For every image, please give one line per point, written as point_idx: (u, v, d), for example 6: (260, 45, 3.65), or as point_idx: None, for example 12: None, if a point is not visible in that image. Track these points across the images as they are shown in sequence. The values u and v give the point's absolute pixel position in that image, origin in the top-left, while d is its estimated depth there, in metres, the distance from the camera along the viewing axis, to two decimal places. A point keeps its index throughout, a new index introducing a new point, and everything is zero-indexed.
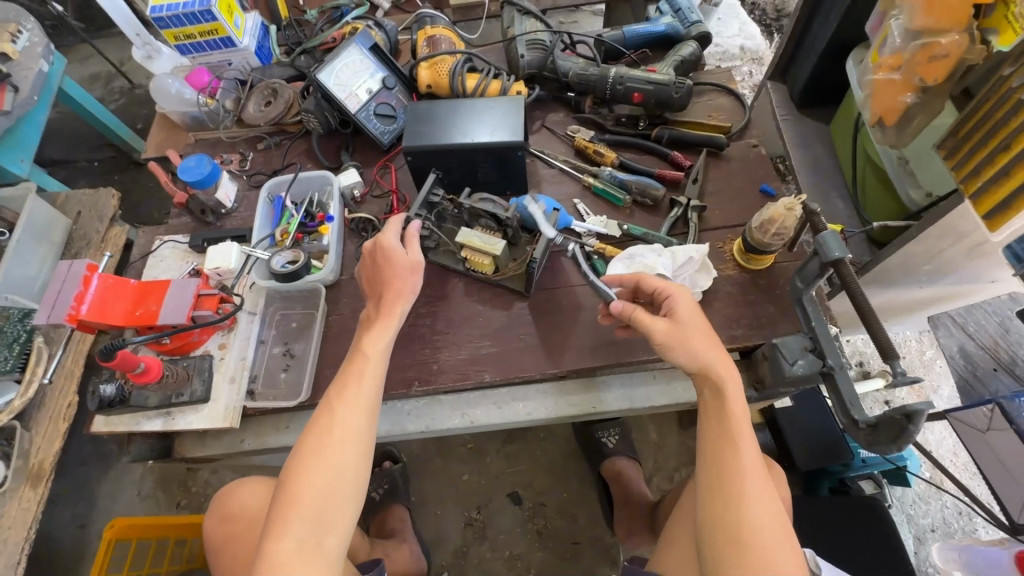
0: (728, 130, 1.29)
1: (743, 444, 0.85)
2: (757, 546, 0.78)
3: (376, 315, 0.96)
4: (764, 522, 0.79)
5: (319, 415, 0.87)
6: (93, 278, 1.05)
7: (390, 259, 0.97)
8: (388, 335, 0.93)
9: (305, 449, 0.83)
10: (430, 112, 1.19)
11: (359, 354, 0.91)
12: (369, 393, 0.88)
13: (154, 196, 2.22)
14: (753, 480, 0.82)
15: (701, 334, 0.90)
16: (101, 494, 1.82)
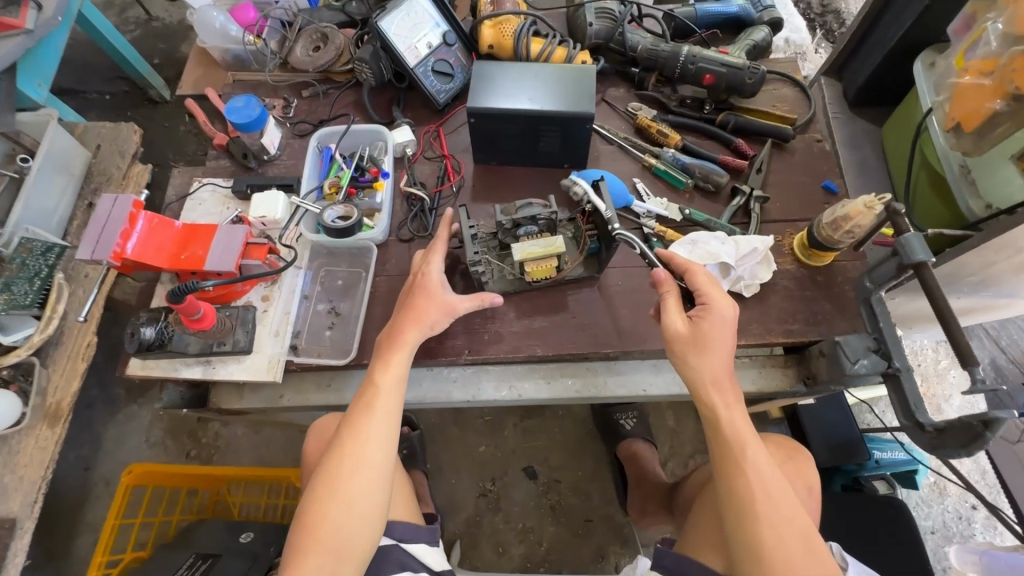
0: (793, 122, 1.26)
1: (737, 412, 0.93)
2: (767, 517, 0.85)
3: (389, 341, 0.94)
4: (772, 485, 0.88)
5: (331, 452, 0.88)
6: (139, 217, 1.02)
7: (419, 294, 0.97)
8: (404, 366, 0.93)
9: (321, 489, 0.85)
10: (496, 75, 1.16)
11: (372, 388, 0.92)
12: (380, 428, 0.89)
13: (171, 136, 2.12)
14: (753, 449, 0.90)
15: (709, 350, 0.93)
16: (107, 438, 1.78)
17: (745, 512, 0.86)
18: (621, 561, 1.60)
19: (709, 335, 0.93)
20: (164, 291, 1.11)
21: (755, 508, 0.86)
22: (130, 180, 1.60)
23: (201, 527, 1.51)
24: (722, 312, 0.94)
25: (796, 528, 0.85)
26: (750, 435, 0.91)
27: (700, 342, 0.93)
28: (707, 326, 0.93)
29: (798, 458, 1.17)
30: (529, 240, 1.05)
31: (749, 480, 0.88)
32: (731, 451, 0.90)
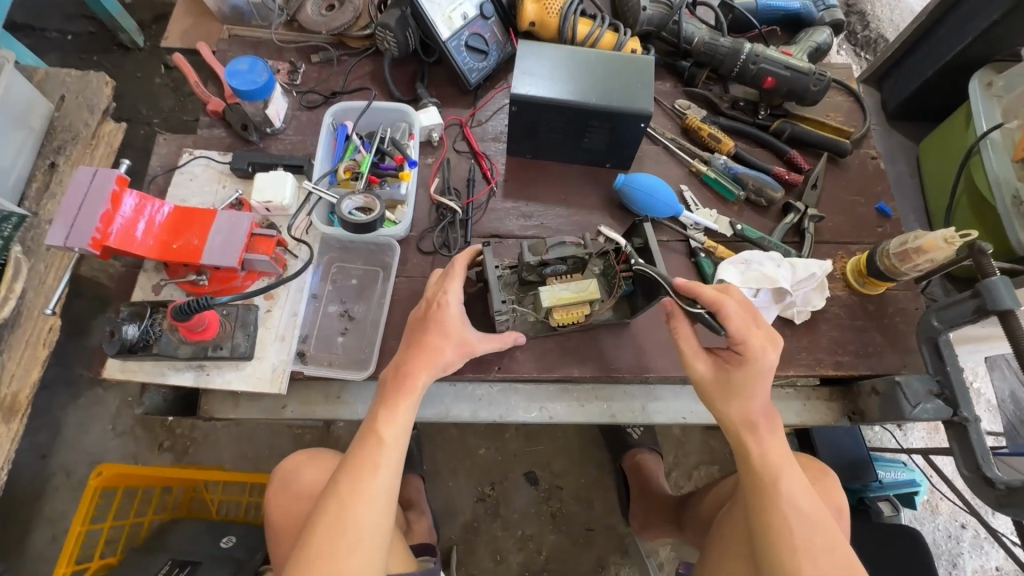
0: (849, 135, 1.18)
1: (764, 431, 0.83)
2: (806, 546, 0.76)
3: (395, 381, 0.82)
4: (808, 512, 0.78)
5: (327, 506, 0.78)
6: (124, 196, 0.87)
7: (432, 328, 0.84)
8: (409, 417, 0.82)
9: (311, 556, 0.74)
10: (541, 57, 1.03)
11: (373, 437, 0.81)
12: (382, 487, 0.79)
13: (144, 88, 1.88)
14: (787, 472, 0.81)
15: (749, 397, 0.83)
16: (66, 425, 1.60)
17: (779, 546, 0.77)
18: (620, 572, 1.56)
19: (746, 386, 0.82)
20: (148, 281, 0.96)
21: (792, 539, 0.77)
22: (100, 141, 1.41)
23: (176, 530, 1.38)
24: (763, 361, 0.80)
25: (839, 558, 0.75)
26: (781, 456, 0.82)
27: (731, 389, 0.83)
28: (741, 377, 0.82)
29: (825, 481, 1.06)
30: (557, 285, 0.93)
31: (785, 509, 0.79)
32: (761, 476, 0.81)
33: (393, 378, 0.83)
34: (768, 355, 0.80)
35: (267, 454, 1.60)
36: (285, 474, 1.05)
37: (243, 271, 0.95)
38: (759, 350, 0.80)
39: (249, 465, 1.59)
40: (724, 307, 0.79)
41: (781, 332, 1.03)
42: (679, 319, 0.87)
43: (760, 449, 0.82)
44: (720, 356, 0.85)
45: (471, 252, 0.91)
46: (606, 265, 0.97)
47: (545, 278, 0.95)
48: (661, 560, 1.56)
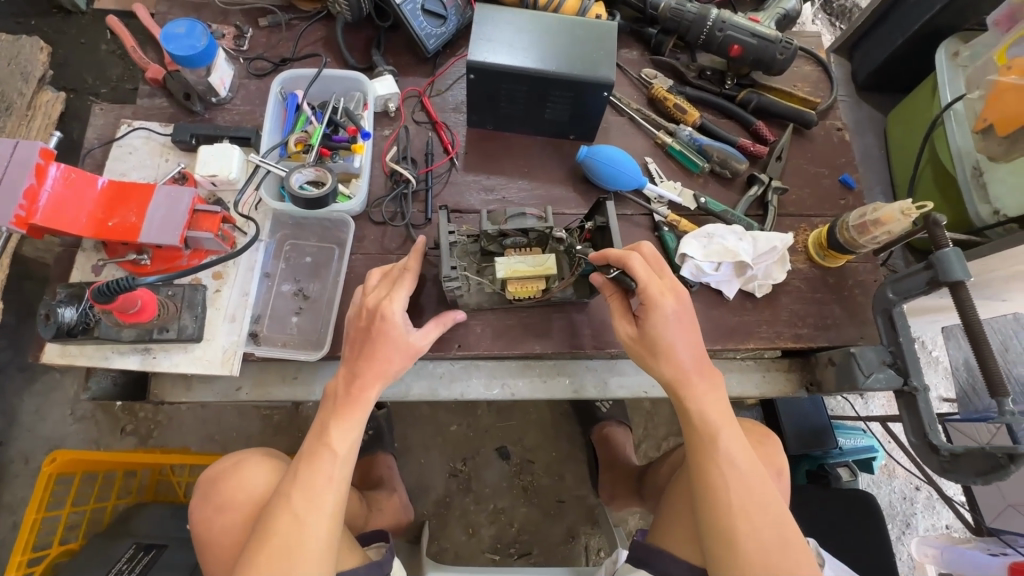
0: (816, 106, 1.16)
1: (704, 388, 0.83)
2: (741, 507, 0.77)
3: (345, 397, 0.82)
4: (745, 470, 0.79)
5: (278, 513, 0.78)
6: (49, 168, 0.81)
7: (378, 343, 0.82)
8: (359, 429, 0.83)
9: (259, 565, 0.74)
10: (501, 22, 0.98)
11: (323, 451, 0.81)
12: (335, 497, 0.80)
13: (89, 55, 1.76)
14: (727, 432, 0.81)
15: (671, 349, 0.82)
16: (22, 411, 1.55)
17: (715, 509, 0.78)
18: (591, 541, 1.59)
19: (658, 337, 0.82)
20: (86, 261, 0.91)
21: (728, 498, 0.77)
22: (37, 111, 1.35)
23: (140, 513, 1.36)
24: (662, 309, 0.81)
25: (771, 516, 0.77)
26: (721, 415, 0.82)
27: (652, 349, 0.83)
28: (654, 330, 0.82)
29: (768, 445, 1.04)
30: (514, 257, 0.90)
31: (723, 471, 0.79)
32: (702, 438, 0.81)
33: (344, 385, 0.83)
34: (666, 301, 0.82)
35: (234, 435, 1.57)
36: (212, 482, 0.95)
37: (188, 250, 0.91)
38: (656, 295, 0.81)
39: (213, 447, 1.57)
40: (630, 262, 0.82)
41: (742, 306, 1.03)
42: (610, 289, 0.88)
43: (699, 410, 0.82)
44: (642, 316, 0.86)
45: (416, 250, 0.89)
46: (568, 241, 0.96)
47: (505, 249, 0.93)
48: (630, 528, 1.60)
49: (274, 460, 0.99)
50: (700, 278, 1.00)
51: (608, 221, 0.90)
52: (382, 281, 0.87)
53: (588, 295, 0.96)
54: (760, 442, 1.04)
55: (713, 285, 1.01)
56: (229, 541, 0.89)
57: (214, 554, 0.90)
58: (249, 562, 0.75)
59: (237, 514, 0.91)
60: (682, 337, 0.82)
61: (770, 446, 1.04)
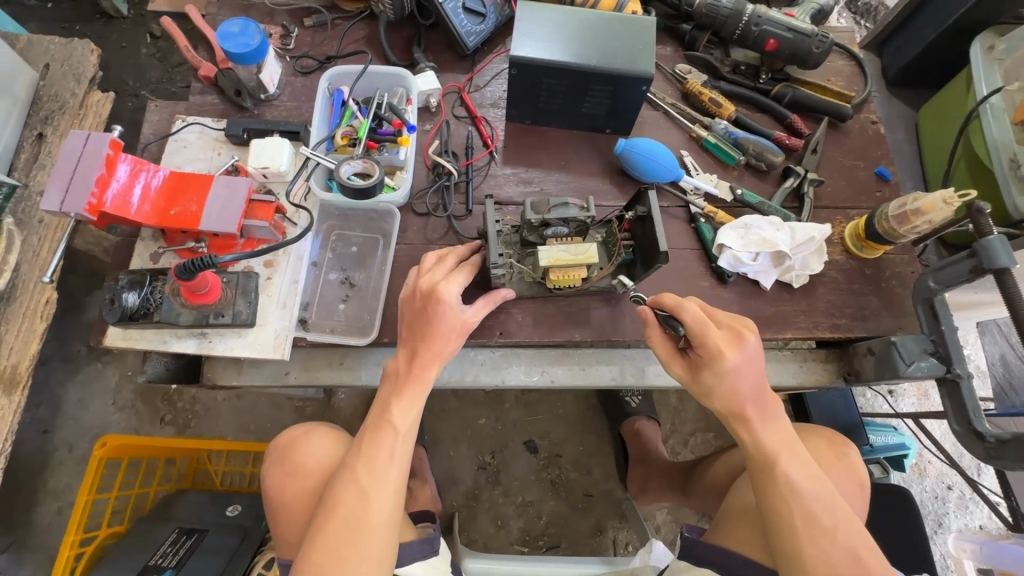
0: (850, 99, 1.17)
1: (758, 422, 0.81)
2: (805, 529, 0.77)
3: (405, 375, 0.86)
4: (811, 494, 0.78)
5: (344, 484, 0.81)
6: (117, 160, 0.85)
7: (434, 321, 0.85)
8: (420, 405, 0.86)
9: (328, 534, 0.78)
10: (542, 19, 1.01)
11: (385, 426, 0.84)
12: (397, 472, 0.83)
13: (130, 59, 1.82)
14: (787, 457, 0.80)
15: (730, 392, 0.80)
16: (66, 400, 1.60)
17: (780, 525, 0.78)
18: (619, 535, 1.60)
19: (718, 385, 0.80)
20: (145, 249, 0.95)
21: (792, 520, 0.78)
22: (88, 111, 1.37)
23: (181, 499, 1.40)
24: (725, 362, 0.78)
25: (839, 539, 0.77)
26: (779, 443, 0.81)
27: (708, 393, 0.82)
28: (712, 379, 0.80)
29: (848, 454, 1.02)
30: (557, 245, 0.92)
31: (784, 491, 0.79)
32: (758, 460, 0.81)
33: (405, 367, 0.86)
34: (729, 353, 0.78)
35: (270, 426, 1.62)
36: (285, 448, 0.98)
37: (242, 238, 0.94)
38: (715, 348, 0.78)
39: (248, 436, 1.61)
40: (682, 310, 0.80)
41: (779, 296, 1.04)
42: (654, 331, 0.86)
43: (754, 440, 0.81)
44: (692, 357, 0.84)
45: (473, 245, 0.96)
46: (608, 232, 1.00)
47: (545, 239, 0.95)
48: (658, 523, 1.61)
49: (339, 435, 1.01)
50: (737, 268, 1.01)
51: (650, 212, 0.91)
52: (440, 263, 0.91)
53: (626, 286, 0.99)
54: (842, 453, 1.02)
55: (750, 275, 1.02)
56: (295, 506, 0.91)
57: (286, 519, 0.92)
58: (318, 533, 0.78)
59: (306, 483, 0.93)
60: (745, 382, 0.80)
61: (854, 459, 1.01)
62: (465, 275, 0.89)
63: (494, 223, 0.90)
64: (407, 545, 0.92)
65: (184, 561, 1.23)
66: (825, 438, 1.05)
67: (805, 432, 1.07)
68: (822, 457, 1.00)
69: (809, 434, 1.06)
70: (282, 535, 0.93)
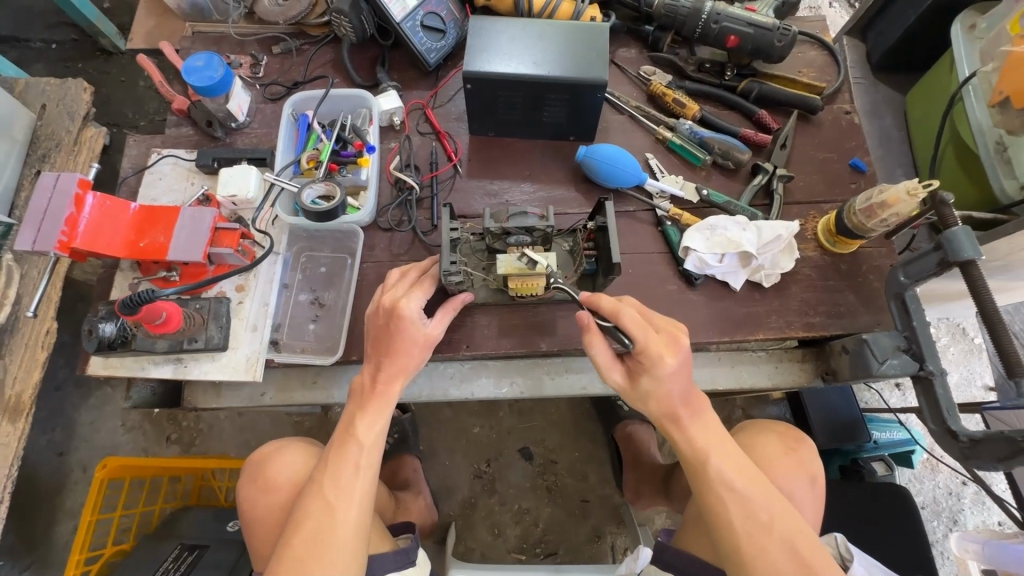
0: (821, 90, 1.14)
1: (688, 421, 0.83)
2: (743, 527, 0.78)
3: (370, 390, 0.88)
4: (745, 492, 0.79)
5: (311, 498, 0.84)
6: (86, 197, 0.89)
7: (396, 336, 0.86)
8: (384, 419, 0.88)
9: (295, 547, 0.80)
10: (495, 33, 1.02)
11: (350, 440, 0.86)
12: (363, 484, 0.85)
13: (128, 93, 1.90)
14: (716, 452, 0.81)
15: (664, 395, 0.82)
16: (79, 423, 1.67)
17: (721, 525, 0.79)
18: (617, 540, 1.59)
19: (653, 388, 0.82)
20: (124, 280, 0.99)
21: (731, 520, 0.79)
22: (83, 146, 1.43)
23: (185, 515, 1.45)
24: (665, 367, 0.79)
25: (777, 536, 0.77)
26: (707, 440, 0.82)
27: (643, 396, 0.84)
28: (649, 383, 0.82)
29: (801, 452, 1.02)
30: (515, 254, 0.92)
31: (721, 492, 0.80)
32: (690, 460, 0.82)
33: (370, 380, 0.88)
34: (667, 362, 0.79)
35: (270, 441, 1.66)
36: (257, 463, 1.01)
37: (213, 265, 0.97)
38: (655, 356, 0.79)
39: (250, 452, 1.66)
40: (622, 316, 0.81)
41: (751, 297, 1.02)
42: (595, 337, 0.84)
43: (685, 439, 0.83)
44: (629, 362, 0.85)
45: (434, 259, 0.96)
46: (573, 241, 1.00)
47: (507, 247, 0.95)
48: (657, 527, 1.59)
49: (310, 449, 1.04)
50: (704, 271, 1.00)
51: (607, 222, 0.90)
52: (402, 279, 0.92)
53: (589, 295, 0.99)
54: (792, 448, 1.02)
55: (718, 277, 1.01)
56: (272, 521, 0.95)
57: (260, 533, 0.95)
58: (285, 545, 0.81)
59: (280, 497, 0.96)
60: (678, 388, 0.81)
61: (804, 452, 1.02)
62: (427, 291, 0.90)
63: (451, 233, 0.91)
64: (380, 556, 0.94)
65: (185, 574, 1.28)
66: (777, 433, 1.05)
67: (757, 428, 1.07)
68: (771, 454, 1.00)
69: (760, 429, 1.06)
70: (257, 549, 0.96)
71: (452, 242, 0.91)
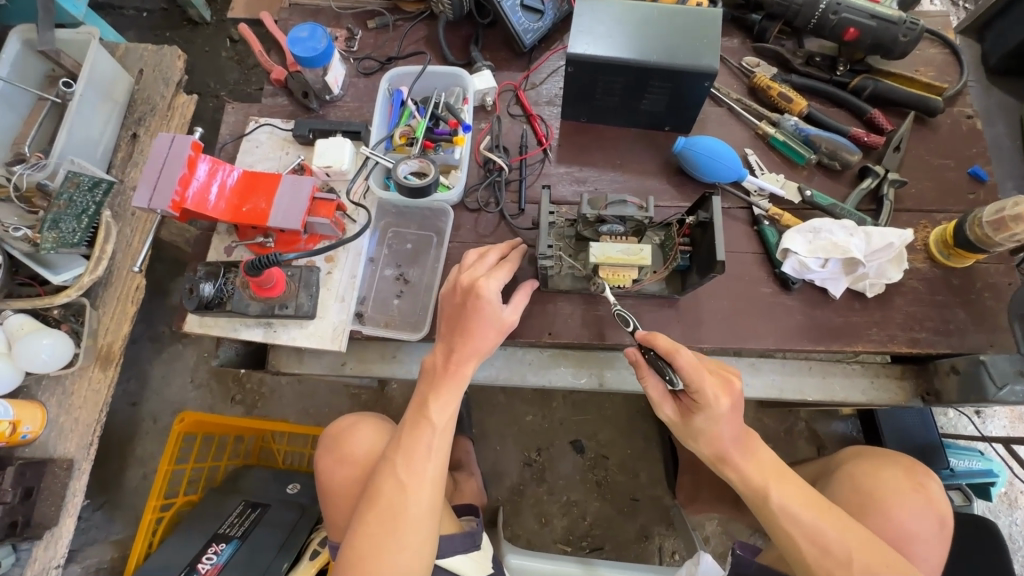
0: (942, 91, 1.06)
1: (739, 459, 0.84)
2: (818, 561, 0.79)
3: (442, 371, 0.86)
4: (814, 526, 0.80)
5: (384, 477, 0.84)
6: (199, 161, 0.93)
7: (473, 318, 0.84)
8: (456, 402, 0.86)
9: (369, 523, 0.81)
10: (601, 14, 0.98)
11: (423, 422, 0.86)
12: (434, 465, 0.85)
13: (212, 62, 1.96)
14: (776, 485, 0.83)
15: (714, 434, 0.83)
16: (153, 378, 1.75)
17: (801, 558, 0.81)
18: (665, 543, 1.56)
19: (703, 426, 0.82)
20: (220, 243, 1.03)
21: (804, 553, 0.80)
22: (175, 111, 1.46)
23: (248, 474, 1.50)
24: (718, 409, 0.79)
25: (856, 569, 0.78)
26: (763, 474, 0.83)
27: (695, 435, 0.84)
28: (702, 422, 0.81)
29: (929, 487, 0.97)
30: (611, 242, 0.90)
31: (788, 527, 0.81)
32: (751, 494, 0.84)
33: (442, 363, 0.86)
34: (719, 402, 0.78)
35: (328, 410, 1.70)
36: (333, 437, 1.04)
37: (306, 234, 0.99)
38: (710, 395, 0.78)
39: (308, 419, 1.70)
40: (678, 356, 0.77)
41: (849, 306, 0.97)
42: (643, 370, 0.85)
43: (741, 477, 0.84)
44: (682, 400, 0.83)
45: (515, 243, 0.94)
46: (667, 235, 0.97)
47: (600, 235, 0.93)
48: (707, 534, 1.55)
49: (384, 425, 1.06)
50: (803, 275, 0.95)
51: (713, 218, 0.86)
52: (481, 259, 0.90)
53: (678, 292, 0.96)
54: (920, 483, 0.97)
55: (817, 283, 0.96)
56: (347, 492, 0.97)
57: (334, 502, 0.98)
58: (360, 520, 0.82)
59: (353, 470, 0.98)
60: (727, 424, 0.81)
61: (933, 488, 0.97)
62: (506, 273, 0.87)
63: (548, 214, 0.90)
64: (448, 538, 0.95)
65: (249, 531, 1.33)
66: (903, 467, 1.00)
67: (878, 457, 1.02)
68: (900, 488, 0.96)
69: (884, 460, 1.01)
70: (331, 518, 0.99)
71: (547, 223, 0.90)
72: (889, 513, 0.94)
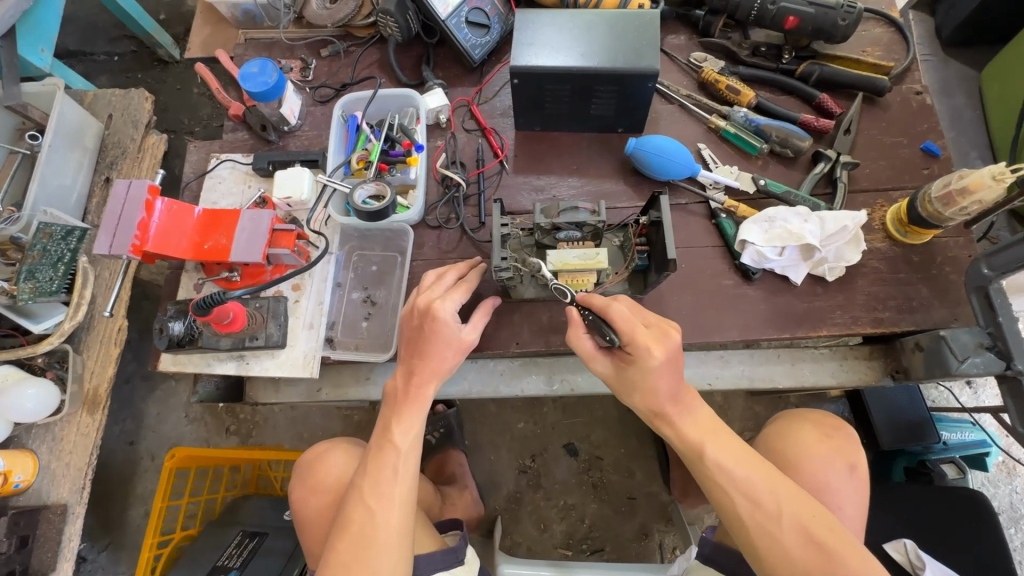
0: (888, 70, 1.07)
1: (677, 417, 0.81)
2: (751, 517, 0.77)
3: (403, 395, 0.87)
4: (745, 478, 0.78)
5: (353, 505, 0.85)
6: (156, 202, 0.95)
7: (430, 340, 0.85)
8: (420, 423, 0.87)
9: (341, 552, 0.82)
10: (543, 25, 1.00)
11: (387, 446, 0.87)
12: (402, 487, 0.85)
13: (183, 99, 1.99)
14: (710, 442, 0.80)
15: (651, 387, 0.80)
16: (148, 415, 1.77)
17: (735, 520, 0.78)
18: (665, 539, 1.56)
19: (640, 380, 0.80)
20: (189, 280, 1.04)
21: (737, 511, 0.78)
22: (146, 153, 1.47)
23: (246, 503, 1.48)
24: (653, 360, 0.77)
25: (787, 523, 0.75)
26: (701, 431, 0.81)
27: (631, 387, 0.81)
28: (638, 375, 0.79)
29: (838, 439, 0.96)
30: (567, 249, 0.91)
31: (721, 482, 0.79)
32: (685, 452, 0.82)
33: (402, 387, 0.87)
34: (654, 353, 0.77)
35: (322, 434, 1.71)
36: (306, 467, 1.05)
37: (270, 265, 1.01)
38: (642, 346, 0.77)
39: (303, 445, 1.72)
40: (613, 311, 0.79)
41: (812, 291, 0.97)
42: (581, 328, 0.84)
43: (679, 434, 0.81)
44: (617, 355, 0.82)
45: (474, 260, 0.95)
46: (625, 236, 0.98)
47: (557, 243, 0.94)
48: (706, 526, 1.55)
49: (356, 448, 1.08)
50: (762, 264, 0.96)
51: (662, 217, 0.87)
52: (438, 280, 0.90)
53: (640, 291, 0.97)
54: (829, 436, 0.96)
55: (777, 271, 0.97)
56: (322, 518, 0.99)
57: (311, 532, 0.99)
58: (333, 548, 0.83)
59: (327, 499, 0.99)
60: (666, 379, 0.79)
61: (843, 439, 0.96)
62: (464, 294, 0.88)
63: (501, 227, 0.91)
64: (427, 555, 0.95)
65: (247, 562, 1.33)
66: (810, 421, 1.00)
67: (789, 416, 1.03)
68: (805, 446, 0.95)
69: (793, 420, 1.01)
70: (311, 548, 1.00)
71: (502, 234, 0.91)
72: (799, 470, 0.93)
